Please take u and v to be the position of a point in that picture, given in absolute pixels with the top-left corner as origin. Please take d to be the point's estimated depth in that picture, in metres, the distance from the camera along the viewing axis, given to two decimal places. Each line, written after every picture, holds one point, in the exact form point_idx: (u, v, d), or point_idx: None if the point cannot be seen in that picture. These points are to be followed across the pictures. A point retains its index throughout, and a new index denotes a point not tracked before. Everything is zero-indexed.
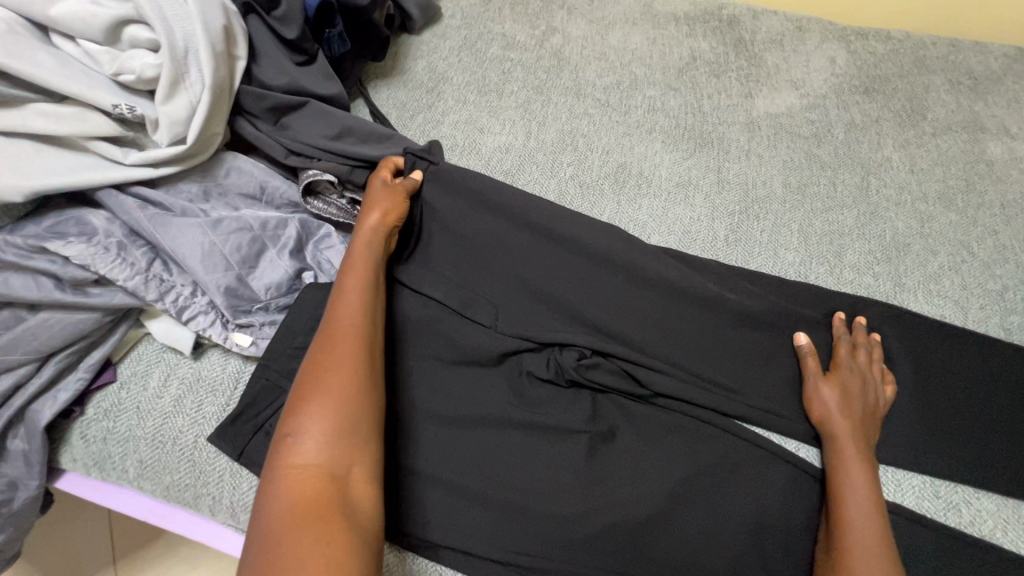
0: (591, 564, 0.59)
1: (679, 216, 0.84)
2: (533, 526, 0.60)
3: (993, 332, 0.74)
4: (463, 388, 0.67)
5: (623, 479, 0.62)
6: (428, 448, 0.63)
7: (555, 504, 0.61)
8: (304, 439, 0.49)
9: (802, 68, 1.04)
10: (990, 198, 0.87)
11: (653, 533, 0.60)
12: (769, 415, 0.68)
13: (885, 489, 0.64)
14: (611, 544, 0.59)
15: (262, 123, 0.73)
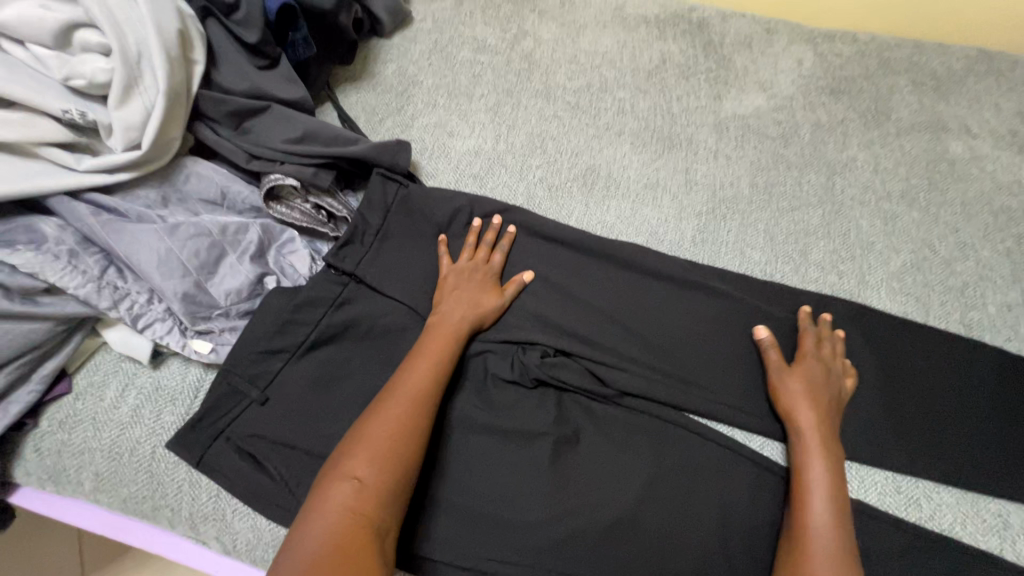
0: (555, 568, 0.58)
1: (647, 218, 0.84)
2: (498, 531, 0.60)
3: (953, 328, 0.76)
4: None
5: (587, 481, 0.62)
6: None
7: (519, 508, 0.61)
8: (360, 484, 0.50)
9: (770, 70, 1.05)
10: (952, 196, 0.89)
11: (618, 535, 0.60)
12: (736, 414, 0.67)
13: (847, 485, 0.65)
14: (576, 548, 0.59)
15: (224, 128, 0.72)
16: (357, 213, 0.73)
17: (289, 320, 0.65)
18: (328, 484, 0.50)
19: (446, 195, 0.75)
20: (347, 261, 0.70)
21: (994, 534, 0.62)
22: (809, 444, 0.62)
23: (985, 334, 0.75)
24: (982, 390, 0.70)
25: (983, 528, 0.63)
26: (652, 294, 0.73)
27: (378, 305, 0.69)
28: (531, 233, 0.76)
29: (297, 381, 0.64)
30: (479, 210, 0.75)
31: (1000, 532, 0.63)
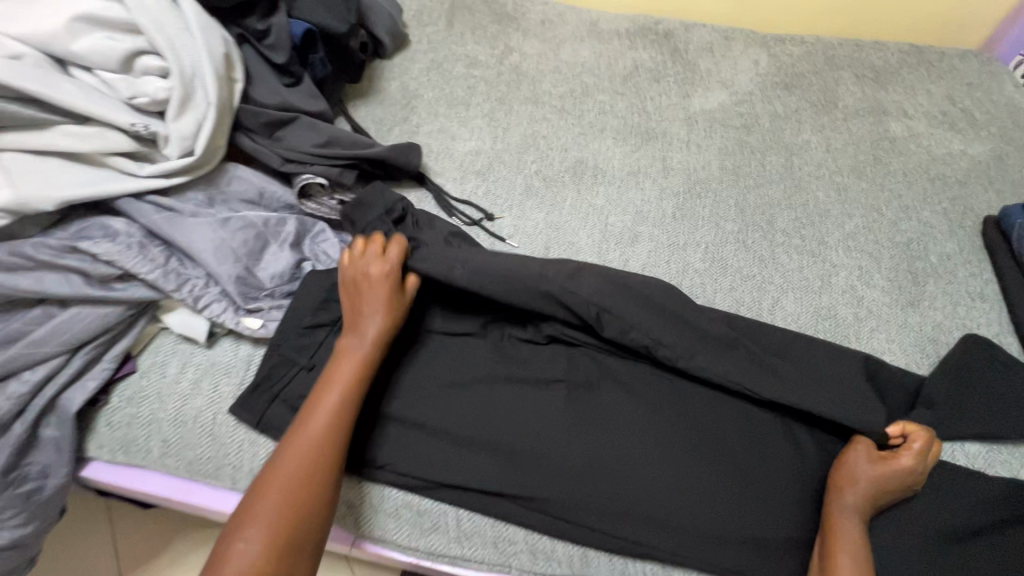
0: (584, 491, 0.65)
1: (632, 199, 0.95)
2: (529, 466, 0.66)
3: (904, 276, 0.87)
4: (451, 358, 0.73)
5: (603, 419, 0.69)
6: (411, 396, 0.70)
7: (545, 445, 0.67)
8: (250, 545, 0.53)
9: (730, 70, 1.19)
10: (895, 168, 1.02)
11: (634, 463, 0.67)
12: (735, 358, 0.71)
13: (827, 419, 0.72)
14: (598, 474, 0.66)
15: (259, 137, 0.82)
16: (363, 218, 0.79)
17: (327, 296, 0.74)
18: (228, 543, 0.53)
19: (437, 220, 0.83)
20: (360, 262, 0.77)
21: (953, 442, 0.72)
22: (860, 475, 0.65)
23: (931, 279, 0.86)
24: (930, 323, 0.82)
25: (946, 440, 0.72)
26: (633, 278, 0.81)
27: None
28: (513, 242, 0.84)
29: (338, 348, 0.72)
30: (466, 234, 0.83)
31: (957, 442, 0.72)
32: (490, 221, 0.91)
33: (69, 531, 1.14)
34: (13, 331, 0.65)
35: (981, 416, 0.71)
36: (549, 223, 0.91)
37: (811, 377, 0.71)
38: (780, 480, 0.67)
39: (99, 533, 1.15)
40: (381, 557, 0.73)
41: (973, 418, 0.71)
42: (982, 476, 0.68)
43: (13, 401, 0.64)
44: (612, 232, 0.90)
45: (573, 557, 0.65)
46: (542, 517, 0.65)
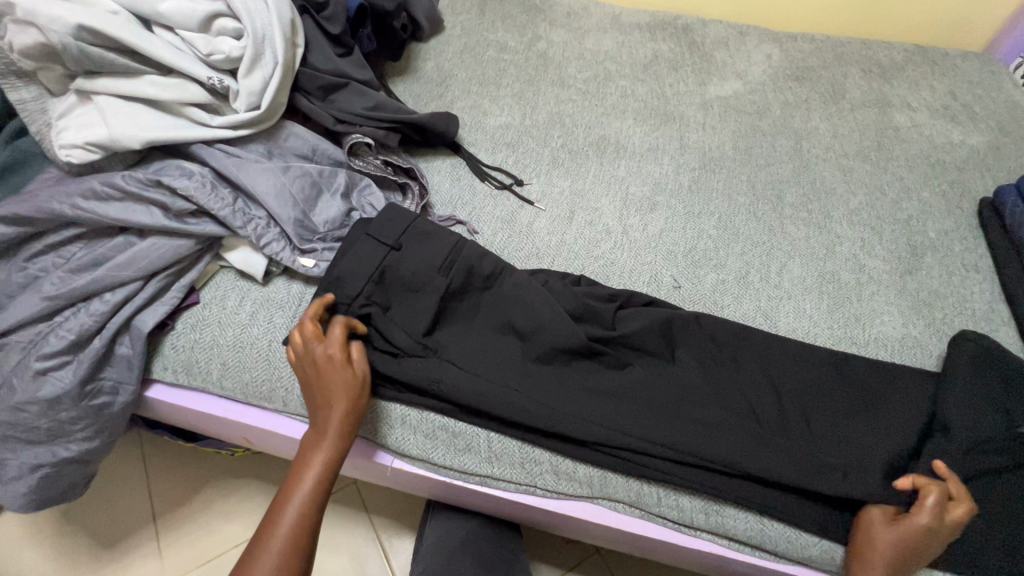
0: (602, 418, 0.70)
1: (652, 172, 1.02)
2: (547, 399, 0.70)
3: (903, 249, 0.93)
4: (464, 336, 0.74)
5: (614, 380, 0.73)
6: (447, 339, 0.74)
7: (560, 395, 0.71)
8: None
9: (745, 62, 1.26)
10: (898, 154, 1.08)
11: (644, 398, 0.72)
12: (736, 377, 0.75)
13: (829, 409, 0.73)
14: (613, 406, 0.71)
15: (314, 99, 0.90)
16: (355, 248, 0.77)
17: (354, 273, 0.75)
18: None
19: (429, 230, 0.80)
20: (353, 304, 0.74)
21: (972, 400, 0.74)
22: (880, 542, 0.63)
23: (928, 252, 0.93)
24: (927, 289, 0.88)
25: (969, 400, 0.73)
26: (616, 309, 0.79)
27: (409, 293, 0.75)
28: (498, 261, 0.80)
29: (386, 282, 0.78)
30: (466, 246, 0.79)
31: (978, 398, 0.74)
32: (520, 186, 0.98)
33: (105, 472, 1.21)
34: (99, 256, 0.72)
35: (985, 374, 0.75)
36: (573, 190, 0.99)
37: (797, 417, 0.72)
38: (784, 418, 0.72)
39: (132, 478, 1.21)
40: (413, 479, 0.80)
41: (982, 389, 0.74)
42: (990, 431, 0.71)
43: (95, 318, 0.71)
44: (632, 200, 0.97)
45: (594, 478, 0.71)
46: (560, 443, 0.71)
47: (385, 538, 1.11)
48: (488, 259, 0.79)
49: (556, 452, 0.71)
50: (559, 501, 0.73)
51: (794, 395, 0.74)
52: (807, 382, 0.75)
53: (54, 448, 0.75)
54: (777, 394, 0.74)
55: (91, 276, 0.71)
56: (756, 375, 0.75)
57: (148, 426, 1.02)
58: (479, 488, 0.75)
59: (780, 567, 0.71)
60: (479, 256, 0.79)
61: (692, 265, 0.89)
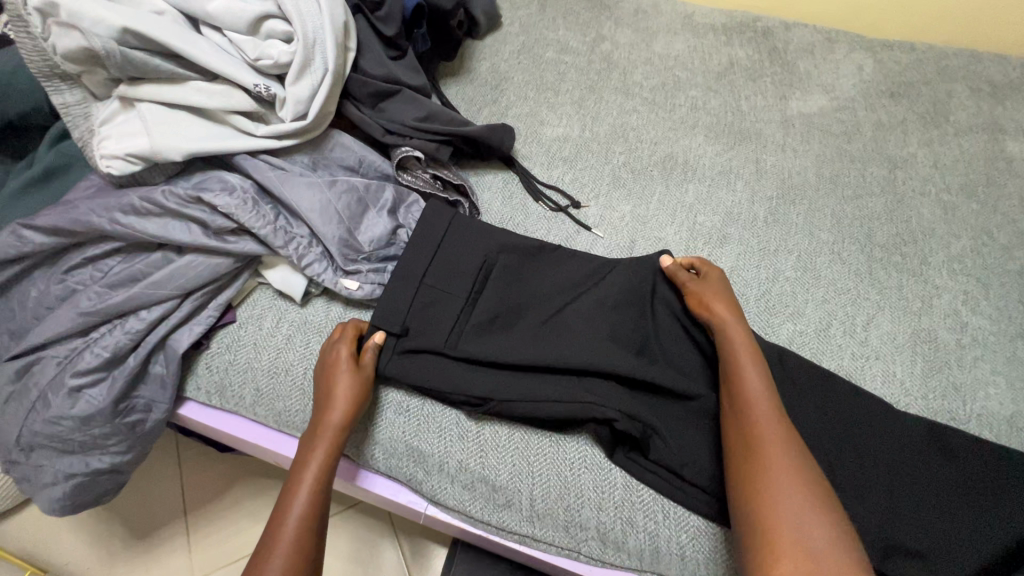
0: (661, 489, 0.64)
1: (722, 199, 0.92)
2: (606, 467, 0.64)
3: (1013, 306, 0.81)
4: (514, 383, 0.66)
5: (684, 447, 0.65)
6: (495, 388, 0.66)
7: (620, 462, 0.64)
8: None
9: (832, 74, 1.13)
10: (1010, 191, 0.95)
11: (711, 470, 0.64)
12: (810, 440, 0.67)
13: (922, 498, 0.64)
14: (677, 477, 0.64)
15: (364, 107, 0.84)
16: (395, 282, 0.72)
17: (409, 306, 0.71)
18: None
19: (470, 250, 0.75)
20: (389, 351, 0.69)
21: None
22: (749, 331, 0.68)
23: None
24: None
25: None
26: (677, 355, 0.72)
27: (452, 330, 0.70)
28: (543, 290, 0.75)
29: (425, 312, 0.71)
30: (509, 275, 0.75)
31: None
32: (576, 209, 0.91)
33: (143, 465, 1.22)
34: (136, 272, 0.69)
35: None
36: (635, 215, 0.90)
37: (882, 505, 0.63)
38: (868, 509, 0.63)
39: (166, 472, 1.21)
40: (449, 527, 0.75)
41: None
42: None
43: (131, 336, 0.69)
44: (700, 231, 0.88)
45: (645, 552, 0.64)
46: (610, 512, 0.65)
47: (412, 566, 1.06)
48: (534, 293, 0.75)
49: (606, 518, 0.65)
50: (604, 570, 0.67)
51: (881, 471, 0.65)
52: (896, 465, 0.66)
53: (87, 460, 0.71)
54: (860, 477, 0.65)
55: (128, 293, 0.69)
56: (835, 453, 0.66)
57: (181, 431, 1.01)
58: (519, 547, 0.69)
59: None
60: (524, 293, 0.75)
61: (766, 311, 0.80)
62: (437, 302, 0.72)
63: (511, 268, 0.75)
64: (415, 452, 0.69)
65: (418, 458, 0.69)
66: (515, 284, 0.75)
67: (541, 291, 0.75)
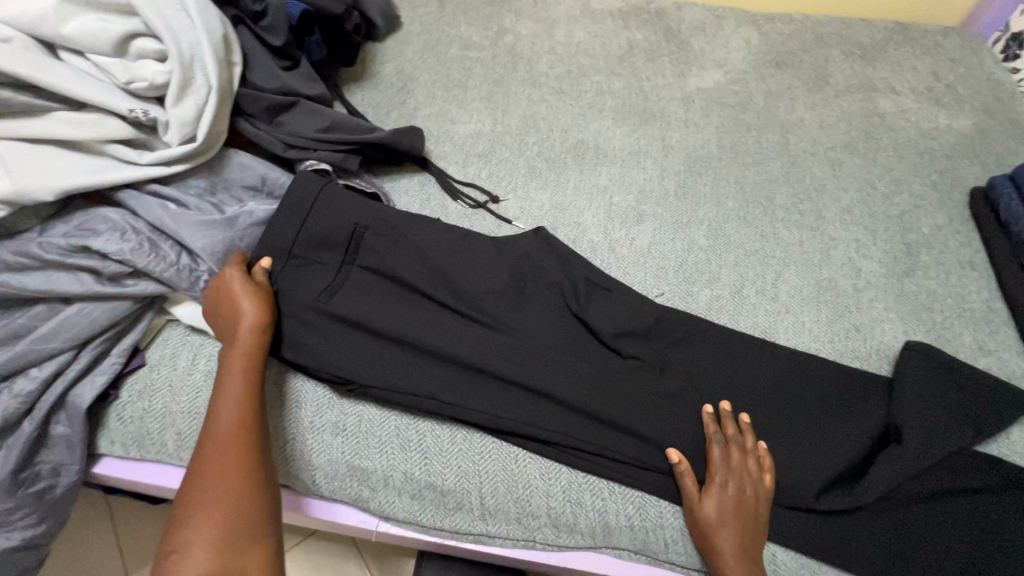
0: (569, 433, 0.67)
1: (634, 178, 0.96)
2: (511, 417, 0.68)
3: (897, 247, 0.89)
4: (412, 358, 0.71)
5: (588, 396, 0.69)
6: (396, 364, 0.70)
7: (518, 414, 0.68)
8: (189, 560, 0.51)
9: (723, 49, 1.20)
10: (885, 143, 1.04)
11: (616, 415, 0.69)
12: (709, 386, 0.72)
13: (827, 435, 0.69)
14: (582, 421, 0.69)
15: (260, 123, 0.81)
16: (283, 268, 0.73)
17: (277, 289, 0.72)
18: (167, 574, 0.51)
19: (350, 219, 0.76)
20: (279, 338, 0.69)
21: (967, 427, 0.69)
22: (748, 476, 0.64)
23: (923, 250, 0.89)
24: (924, 288, 0.85)
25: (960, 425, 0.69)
26: (577, 296, 0.76)
27: (348, 304, 0.72)
28: (440, 255, 0.77)
29: (313, 292, 0.72)
30: (396, 243, 0.77)
31: (972, 425, 0.69)
32: (495, 203, 0.91)
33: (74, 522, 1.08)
34: (19, 327, 0.63)
35: (959, 395, 0.71)
36: (554, 203, 0.92)
37: (788, 443, 0.69)
38: (781, 453, 0.68)
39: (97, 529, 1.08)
40: (404, 541, 0.73)
41: (938, 392, 0.71)
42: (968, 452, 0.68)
43: (22, 399, 0.63)
44: (617, 211, 0.91)
45: (597, 529, 0.66)
46: (554, 496, 0.66)
47: None
48: (427, 258, 0.77)
49: (556, 504, 0.66)
50: (561, 554, 0.68)
51: (750, 402, 0.71)
52: (784, 399, 0.72)
53: None
54: (770, 424, 0.70)
55: (13, 351, 0.63)
56: (740, 403, 0.71)
57: (106, 490, 0.93)
58: (477, 547, 0.69)
59: None
60: (418, 260, 0.77)
61: (684, 280, 0.83)
62: (300, 283, 0.72)
63: (380, 247, 0.76)
64: (356, 469, 0.67)
65: (359, 475, 0.67)
66: (403, 250, 0.77)
67: (435, 253, 0.77)
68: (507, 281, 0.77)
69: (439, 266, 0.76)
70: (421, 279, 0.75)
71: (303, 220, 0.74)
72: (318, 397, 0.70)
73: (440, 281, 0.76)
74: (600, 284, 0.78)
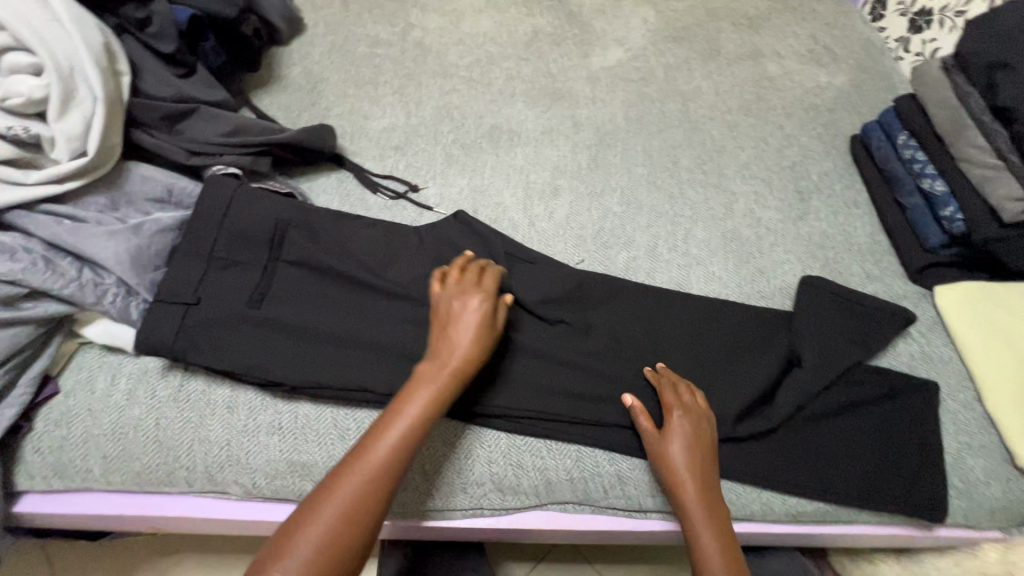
0: (505, 400, 0.70)
1: (548, 156, 1.00)
2: (448, 393, 0.69)
3: (791, 195, 0.97)
4: (345, 349, 0.71)
5: (518, 364, 0.72)
6: (330, 357, 0.70)
7: (455, 389, 0.70)
8: None
9: (624, 29, 1.25)
10: (775, 103, 1.13)
11: (547, 378, 0.72)
12: (634, 340, 0.76)
13: (745, 370, 0.75)
14: (518, 387, 0.71)
15: (158, 132, 0.79)
16: (198, 276, 0.71)
17: (199, 298, 0.69)
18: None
19: (264, 220, 0.76)
20: (199, 347, 0.67)
21: (859, 345, 0.76)
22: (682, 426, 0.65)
23: (814, 195, 0.97)
24: (817, 228, 0.93)
25: (854, 344, 0.76)
26: (503, 271, 0.79)
27: (273, 304, 0.72)
28: (363, 247, 0.79)
29: (234, 296, 0.71)
30: (316, 239, 0.77)
31: (864, 342, 0.77)
32: (415, 192, 0.92)
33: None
34: None
35: (855, 318, 0.78)
36: (473, 187, 0.94)
37: (710, 382, 0.74)
38: (705, 391, 0.73)
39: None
40: None
41: (833, 317, 0.78)
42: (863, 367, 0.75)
43: None
44: (534, 188, 0.94)
45: (540, 487, 0.69)
46: (496, 462, 0.69)
47: None
48: (350, 251, 0.78)
49: (498, 469, 0.69)
50: (510, 517, 0.71)
51: (673, 349, 0.76)
52: (704, 343, 0.76)
53: None
54: (694, 367, 0.75)
55: None
56: (664, 352, 0.75)
57: (36, 535, 0.87)
58: (428, 525, 0.70)
59: (725, 529, 0.72)
60: (341, 254, 0.77)
61: (602, 246, 0.88)
62: (219, 288, 0.71)
63: (303, 242, 0.76)
64: (299, 466, 0.67)
65: (301, 471, 0.67)
66: (324, 246, 0.77)
67: (358, 246, 0.78)
68: (432, 265, 0.79)
69: (364, 258, 0.77)
70: (346, 270, 0.75)
71: (221, 227, 0.74)
72: (248, 400, 0.70)
73: (366, 272, 0.76)
74: (523, 257, 0.81)
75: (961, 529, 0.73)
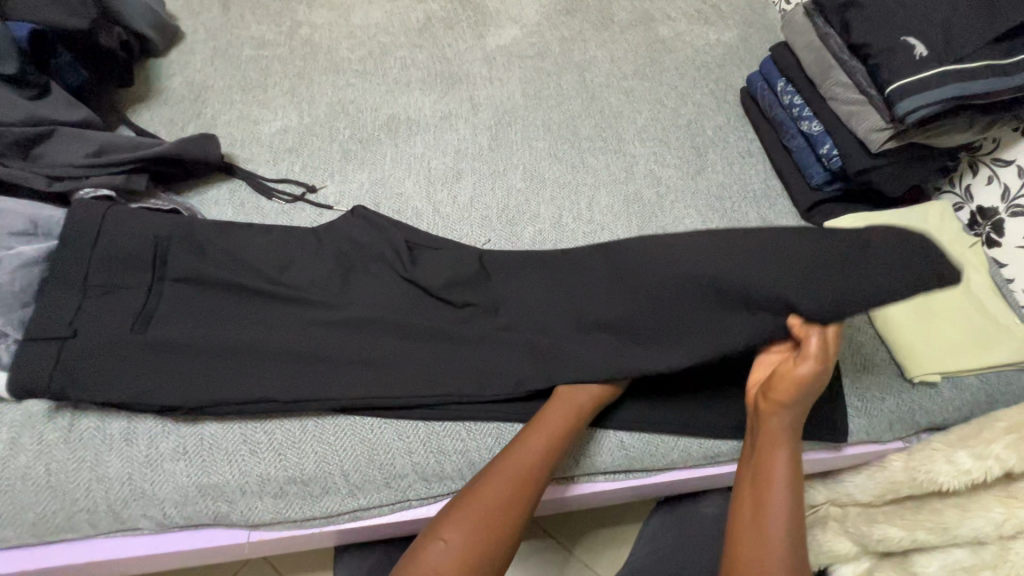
0: (418, 388, 0.69)
1: (448, 141, 0.98)
2: (358, 391, 0.68)
3: (689, 152, 1.00)
4: (245, 360, 0.68)
5: (428, 350, 0.72)
6: (229, 371, 0.67)
7: (365, 385, 0.68)
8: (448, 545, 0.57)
9: (517, 6, 1.25)
10: (669, 65, 1.15)
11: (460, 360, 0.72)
12: None
13: None
14: (430, 374, 0.70)
15: (13, 160, 0.75)
16: (74, 306, 0.67)
17: (76, 330, 0.66)
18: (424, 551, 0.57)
19: (145, 240, 0.72)
20: (81, 381, 0.63)
21: None
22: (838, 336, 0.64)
23: (710, 149, 1.00)
24: (715, 181, 0.96)
25: None
26: (407, 261, 0.78)
27: (162, 326, 0.68)
28: (257, 255, 0.76)
29: (117, 324, 0.67)
30: (206, 253, 0.74)
31: None
32: (313, 193, 0.90)
33: None
34: None
35: None
36: (373, 180, 0.92)
37: None
38: None
39: None
40: (286, 546, 0.71)
41: None
42: None
43: None
44: (436, 175, 0.93)
45: (464, 469, 0.69)
46: (416, 451, 0.68)
47: None
48: (244, 259, 0.75)
49: (419, 458, 0.68)
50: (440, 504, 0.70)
51: None
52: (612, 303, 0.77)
53: None
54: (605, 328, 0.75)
55: None
56: None
57: None
58: (356, 525, 0.69)
59: (650, 481, 0.74)
60: (234, 264, 0.74)
61: (508, 224, 0.88)
62: (100, 317, 0.67)
63: (189, 258, 0.73)
64: (210, 488, 0.65)
65: (214, 492, 0.65)
66: (215, 258, 0.74)
67: (252, 254, 0.75)
68: (334, 263, 0.77)
69: (260, 265, 0.75)
70: (242, 279, 0.73)
71: (94, 252, 0.69)
72: (147, 429, 0.66)
73: (263, 279, 0.74)
74: (427, 245, 0.81)
75: (867, 444, 0.78)
